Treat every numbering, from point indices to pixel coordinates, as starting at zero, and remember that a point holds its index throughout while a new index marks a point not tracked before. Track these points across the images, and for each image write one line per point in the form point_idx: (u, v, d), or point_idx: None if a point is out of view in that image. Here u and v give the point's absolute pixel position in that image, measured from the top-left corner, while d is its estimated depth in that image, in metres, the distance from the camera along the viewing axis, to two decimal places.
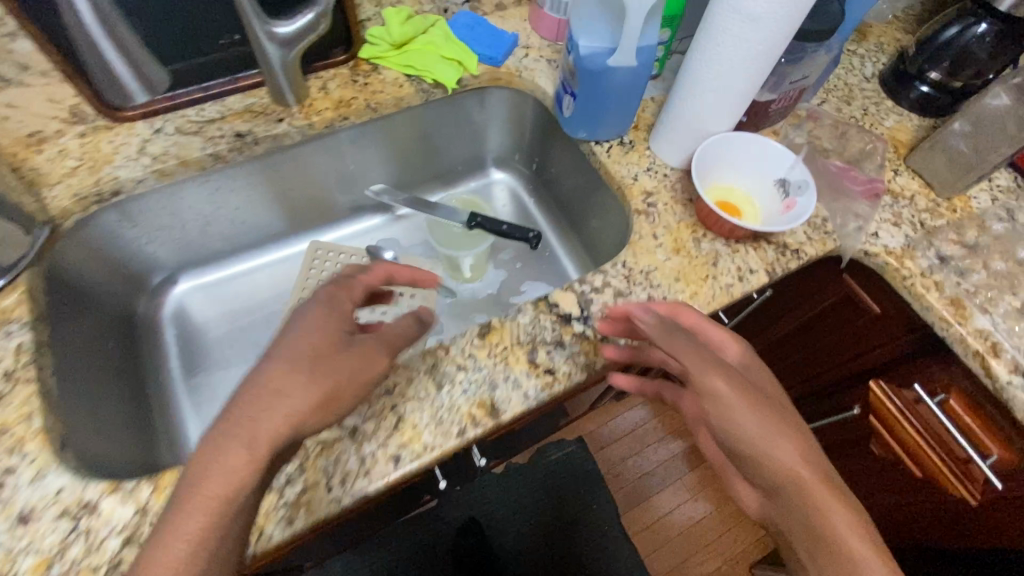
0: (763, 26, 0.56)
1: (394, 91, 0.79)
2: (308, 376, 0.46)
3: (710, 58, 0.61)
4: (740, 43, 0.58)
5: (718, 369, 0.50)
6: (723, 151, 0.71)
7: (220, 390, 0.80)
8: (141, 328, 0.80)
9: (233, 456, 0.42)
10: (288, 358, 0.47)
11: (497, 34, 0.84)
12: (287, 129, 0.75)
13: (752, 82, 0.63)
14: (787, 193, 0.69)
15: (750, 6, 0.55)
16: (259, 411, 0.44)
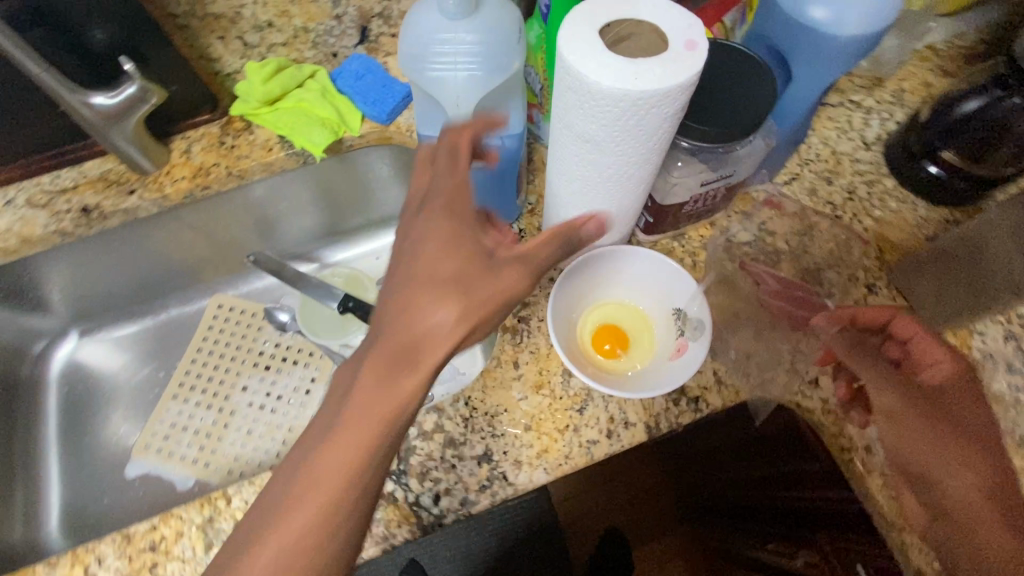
0: (608, 150, 0.43)
1: (260, 157, 0.70)
2: (446, 290, 0.38)
3: (563, 172, 0.48)
4: (589, 163, 0.46)
5: (952, 452, 0.47)
6: (611, 263, 0.58)
7: (91, 459, 0.80)
8: (23, 390, 0.81)
9: (398, 390, 0.38)
10: (422, 267, 0.40)
11: (388, 85, 0.71)
12: (138, 202, 0.69)
13: (624, 198, 0.49)
14: (682, 331, 0.56)
15: (587, 127, 0.42)
16: (409, 346, 0.39)
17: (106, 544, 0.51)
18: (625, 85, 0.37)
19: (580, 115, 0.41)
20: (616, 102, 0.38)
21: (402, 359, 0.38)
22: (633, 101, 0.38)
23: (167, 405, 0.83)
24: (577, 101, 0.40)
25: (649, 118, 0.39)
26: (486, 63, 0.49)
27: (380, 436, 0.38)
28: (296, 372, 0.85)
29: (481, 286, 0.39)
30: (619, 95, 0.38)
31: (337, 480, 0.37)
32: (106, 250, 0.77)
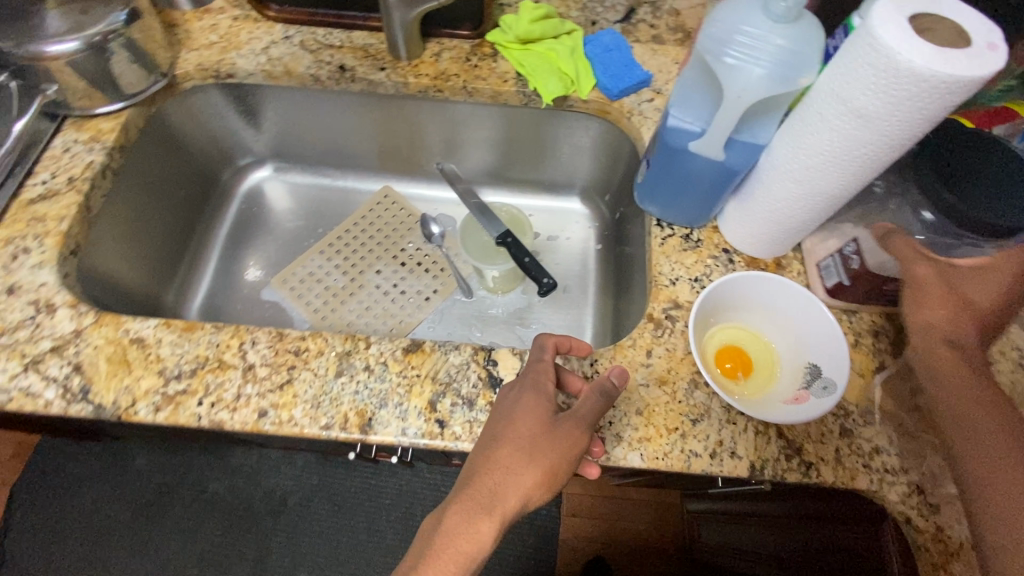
0: (871, 127, 0.44)
1: (495, 83, 0.77)
2: (528, 459, 0.47)
3: (800, 142, 0.49)
4: (837, 137, 0.46)
5: None
6: (762, 290, 0.59)
7: (239, 270, 0.91)
8: (216, 192, 0.94)
9: (509, 441, 0.49)
10: (498, 445, 0.49)
11: (629, 67, 0.75)
12: (383, 78, 0.77)
13: (847, 185, 0.51)
14: (807, 384, 0.55)
15: (861, 100, 0.43)
16: (507, 431, 0.49)
17: (262, 332, 0.59)
18: (941, 67, 0.38)
19: (865, 84, 0.42)
20: (918, 83, 0.39)
21: (478, 507, 0.46)
22: (930, 84, 0.39)
23: (311, 257, 0.93)
24: (872, 70, 0.41)
25: (939, 103, 0.40)
26: (786, 67, 0.47)
27: (503, 480, 0.47)
28: (425, 279, 0.92)
29: (554, 442, 0.48)
30: (922, 77, 0.39)
31: (464, 533, 0.45)
32: (331, 108, 0.88)
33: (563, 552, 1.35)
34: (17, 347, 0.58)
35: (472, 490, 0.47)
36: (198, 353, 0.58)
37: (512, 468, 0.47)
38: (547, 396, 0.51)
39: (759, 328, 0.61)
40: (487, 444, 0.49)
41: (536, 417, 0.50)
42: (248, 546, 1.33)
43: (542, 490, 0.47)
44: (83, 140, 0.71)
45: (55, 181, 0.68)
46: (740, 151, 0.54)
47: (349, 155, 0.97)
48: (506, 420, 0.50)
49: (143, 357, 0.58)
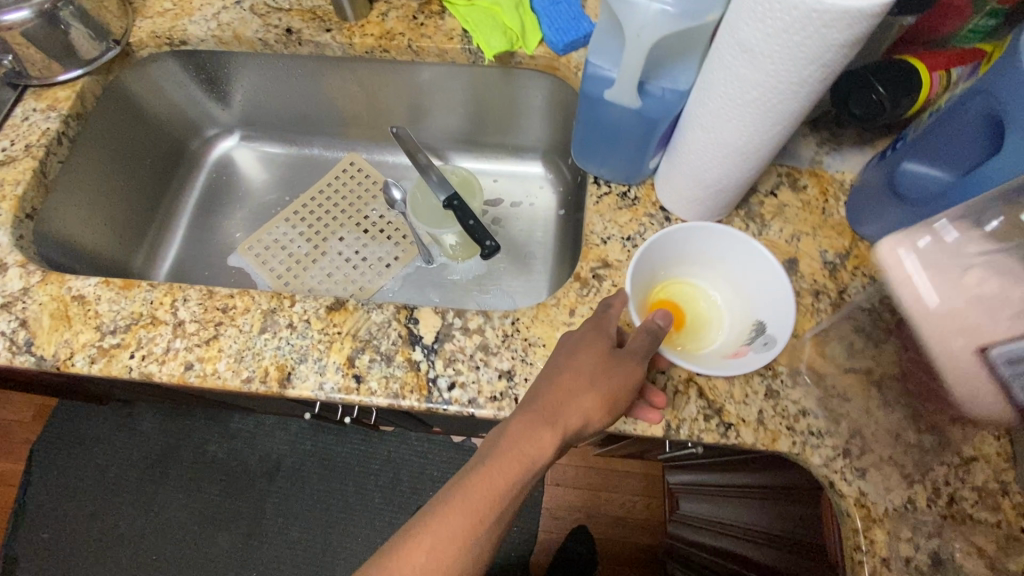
0: (759, 66, 0.41)
1: (440, 42, 0.75)
2: (589, 383, 0.49)
3: (705, 86, 0.47)
4: (732, 79, 0.43)
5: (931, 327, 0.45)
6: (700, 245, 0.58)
7: (208, 237, 0.94)
8: (187, 161, 0.97)
9: (574, 367, 0.50)
10: (564, 369, 0.50)
11: (576, 19, 0.73)
12: (329, 40, 0.77)
13: (755, 137, 0.47)
14: (749, 341, 0.55)
15: (744, 35, 0.40)
16: (571, 358, 0.51)
17: (194, 290, 0.61)
18: None
19: (747, 16, 0.39)
20: (791, 12, 0.36)
21: (542, 419, 0.47)
22: (801, 13, 0.36)
23: (276, 224, 0.94)
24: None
25: (815, 37, 0.37)
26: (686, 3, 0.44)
27: (568, 399, 0.48)
28: (386, 245, 0.93)
29: (617, 369, 0.50)
30: (792, 4, 0.36)
31: (524, 446, 0.46)
32: (289, 74, 0.88)
33: (546, 520, 1.37)
34: None
35: (536, 406, 0.49)
36: (133, 310, 0.60)
37: (579, 390, 0.49)
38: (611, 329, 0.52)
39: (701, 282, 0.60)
40: (552, 369, 0.51)
41: (599, 348, 0.51)
42: (245, 504, 1.40)
43: (602, 413, 0.49)
44: (42, 108, 0.74)
45: (14, 147, 0.71)
46: (658, 98, 0.52)
47: (314, 123, 0.98)
48: (574, 348, 0.51)
49: (84, 313, 0.60)
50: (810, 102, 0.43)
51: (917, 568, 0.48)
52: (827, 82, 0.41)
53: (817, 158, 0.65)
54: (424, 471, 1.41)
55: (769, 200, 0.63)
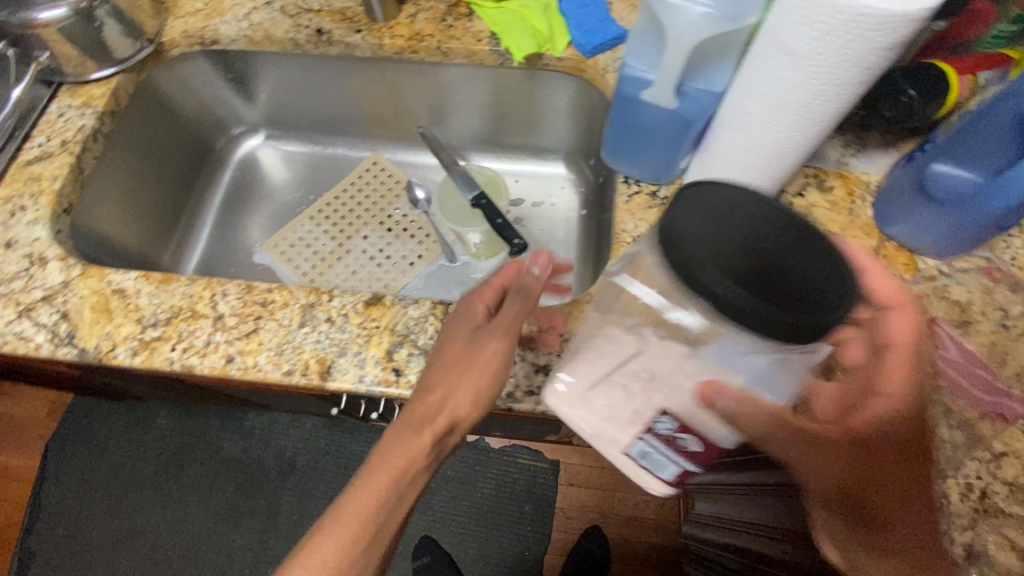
0: (801, 69, 0.42)
1: (469, 43, 0.76)
2: (455, 380, 0.52)
3: (742, 90, 0.48)
4: (772, 83, 0.45)
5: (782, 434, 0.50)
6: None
7: (233, 235, 0.95)
8: (212, 159, 0.98)
9: (442, 367, 0.53)
10: (436, 368, 0.53)
11: (605, 22, 0.74)
12: (359, 40, 0.78)
13: (792, 137, 0.49)
14: None
15: (787, 39, 0.41)
16: (441, 360, 0.54)
17: (233, 285, 0.62)
18: None
19: (791, 21, 0.40)
20: (837, 15, 0.37)
21: (411, 427, 0.51)
22: (849, 15, 0.37)
23: (301, 222, 0.96)
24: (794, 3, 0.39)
25: (861, 40, 0.38)
26: (729, 6, 0.45)
27: (434, 404, 0.52)
28: (410, 244, 0.94)
29: (479, 346, 0.53)
30: (840, 8, 0.37)
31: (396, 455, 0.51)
32: (315, 74, 0.89)
33: (559, 520, 1.38)
34: (12, 296, 0.62)
35: (408, 413, 0.52)
36: (173, 304, 0.61)
37: (446, 395, 0.52)
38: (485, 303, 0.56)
39: None
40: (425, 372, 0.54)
41: (460, 339, 0.54)
42: (260, 502, 1.40)
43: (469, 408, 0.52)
44: (77, 105, 0.75)
45: (50, 143, 0.72)
46: (695, 99, 0.53)
47: (337, 123, 0.99)
48: (444, 343, 0.55)
49: (124, 306, 0.61)
50: (849, 103, 0.44)
51: (951, 560, 0.49)
52: (866, 84, 0.43)
53: (843, 160, 0.66)
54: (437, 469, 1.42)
55: (797, 201, 0.64)
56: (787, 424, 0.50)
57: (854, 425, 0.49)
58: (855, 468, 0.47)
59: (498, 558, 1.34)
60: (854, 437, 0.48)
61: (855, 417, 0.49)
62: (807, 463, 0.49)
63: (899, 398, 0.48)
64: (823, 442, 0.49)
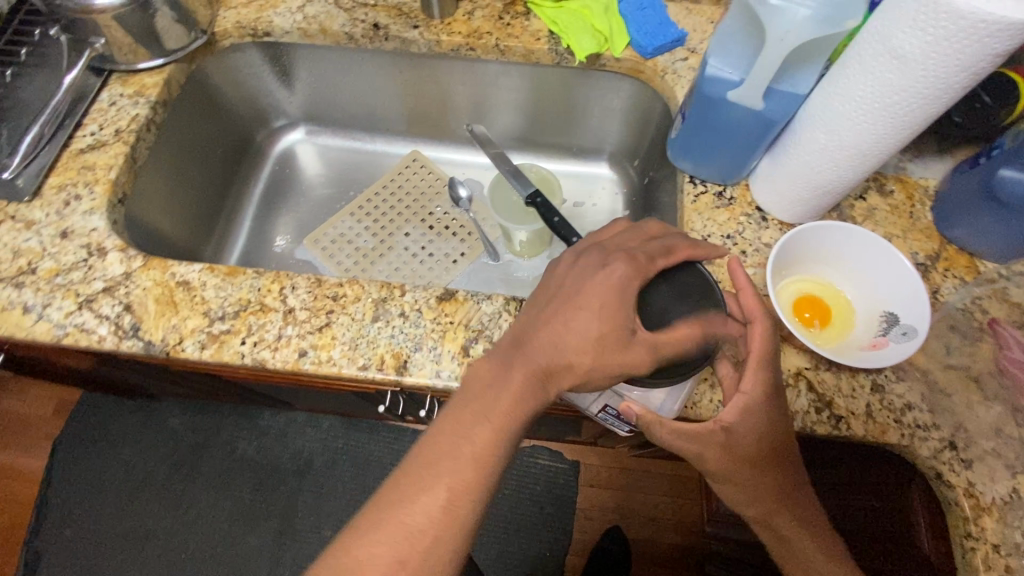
0: (907, 73, 0.43)
1: (527, 42, 0.77)
2: (577, 333, 0.46)
3: (837, 92, 0.49)
4: (874, 85, 0.46)
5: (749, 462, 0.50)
6: (828, 241, 0.57)
7: (272, 230, 0.94)
8: (252, 153, 0.96)
9: (563, 310, 0.48)
10: (550, 314, 0.48)
11: (664, 25, 0.75)
12: (416, 36, 0.78)
13: (881, 142, 0.50)
14: (884, 331, 0.54)
15: (899, 43, 0.42)
16: (557, 305, 0.48)
17: (301, 279, 0.61)
18: (982, 4, 0.38)
19: (905, 26, 0.41)
20: (956, 22, 0.39)
21: (521, 366, 0.46)
22: (970, 23, 0.38)
23: (341, 218, 0.95)
24: (909, 8, 0.41)
25: (977, 47, 0.40)
26: (831, 11, 0.46)
27: (549, 351, 0.46)
28: (451, 242, 0.93)
29: (598, 277, 0.48)
30: (962, 15, 0.38)
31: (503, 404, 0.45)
32: (363, 69, 0.89)
33: (580, 521, 1.38)
34: (71, 287, 0.61)
35: (521, 357, 0.47)
36: (240, 296, 0.60)
37: (564, 336, 0.46)
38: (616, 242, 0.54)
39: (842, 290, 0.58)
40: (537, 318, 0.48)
41: (586, 293, 0.48)
42: (276, 503, 1.38)
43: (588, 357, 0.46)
44: (128, 94, 0.73)
45: (103, 132, 0.70)
46: (780, 101, 0.54)
47: (379, 119, 0.98)
48: (567, 289, 0.49)
49: (189, 298, 0.60)
50: (946, 108, 0.46)
51: None
52: (967, 89, 0.44)
53: (900, 165, 0.68)
54: None
55: (859, 203, 0.66)
56: (715, 468, 0.51)
57: (750, 451, 0.50)
58: (774, 484, 0.51)
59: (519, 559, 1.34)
60: (755, 463, 0.50)
61: (741, 447, 0.50)
62: (733, 487, 0.52)
63: (752, 399, 0.49)
64: (738, 468, 0.50)
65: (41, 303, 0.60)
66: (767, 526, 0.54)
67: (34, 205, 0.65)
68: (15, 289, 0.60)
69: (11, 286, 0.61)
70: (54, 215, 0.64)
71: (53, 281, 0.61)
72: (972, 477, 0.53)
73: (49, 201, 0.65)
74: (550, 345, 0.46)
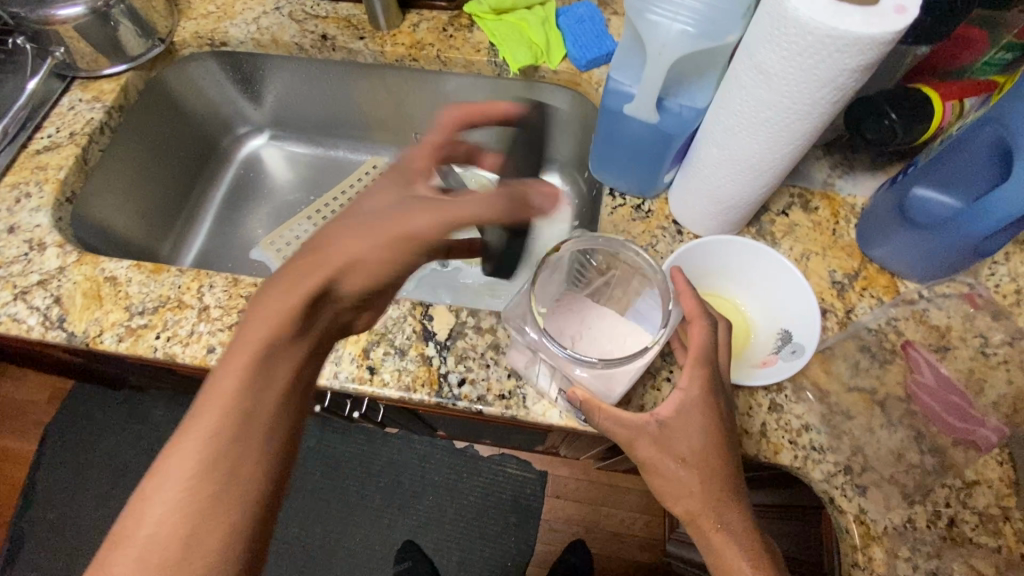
0: (774, 88, 0.43)
1: (467, 53, 0.78)
2: (274, 323, 0.38)
3: (721, 105, 0.49)
4: (748, 99, 0.45)
5: (687, 460, 0.48)
6: (735, 254, 0.56)
7: (231, 231, 0.97)
8: (218, 157, 1.00)
9: (260, 315, 0.39)
10: (245, 331, 0.39)
11: (600, 38, 0.75)
12: (362, 47, 0.80)
13: (769, 156, 0.49)
14: (777, 349, 0.55)
15: (762, 57, 0.42)
16: (255, 318, 0.39)
17: (220, 278, 0.63)
18: (825, 19, 0.37)
19: (763, 41, 0.41)
20: (805, 35, 0.39)
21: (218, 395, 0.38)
22: (818, 38, 0.38)
23: (298, 221, 0.97)
24: (766, 22, 0.40)
25: (831, 62, 0.39)
26: (711, 25, 0.47)
27: (263, 354, 0.38)
28: None
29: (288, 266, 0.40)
30: (809, 30, 0.38)
31: (224, 443, 0.37)
32: (320, 78, 0.92)
33: (544, 532, 1.37)
34: (10, 279, 0.64)
35: (227, 386, 0.38)
36: (161, 293, 0.63)
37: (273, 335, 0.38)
38: (348, 218, 0.42)
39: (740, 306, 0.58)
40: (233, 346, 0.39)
41: (284, 278, 0.39)
42: None
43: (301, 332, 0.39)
44: (87, 99, 0.78)
45: (60, 135, 0.75)
46: (676, 114, 0.54)
47: (341, 126, 1.01)
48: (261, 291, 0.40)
49: (114, 293, 0.63)
50: (824, 123, 0.45)
51: None
52: (840, 103, 0.43)
53: (829, 180, 0.66)
54: (427, 475, 1.42)
55: (780, 219, 0.64)
56: (645, 460, 0.49)
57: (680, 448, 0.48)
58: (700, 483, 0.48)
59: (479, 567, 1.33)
60: (686, 460, 0.48)
61: (676, 445, 0.48)
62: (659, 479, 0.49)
63: (688, 398, 0.48)
64: (664, 461, 0.48)
65: None
66: (695, 530, 0.49)
67: None
68: None
69: None
70: (4, 211, 0.69)
71: None
72: (865, 504, 0.51)
73: (1, 199, 0.70)
74: (245, 361, 0.38)
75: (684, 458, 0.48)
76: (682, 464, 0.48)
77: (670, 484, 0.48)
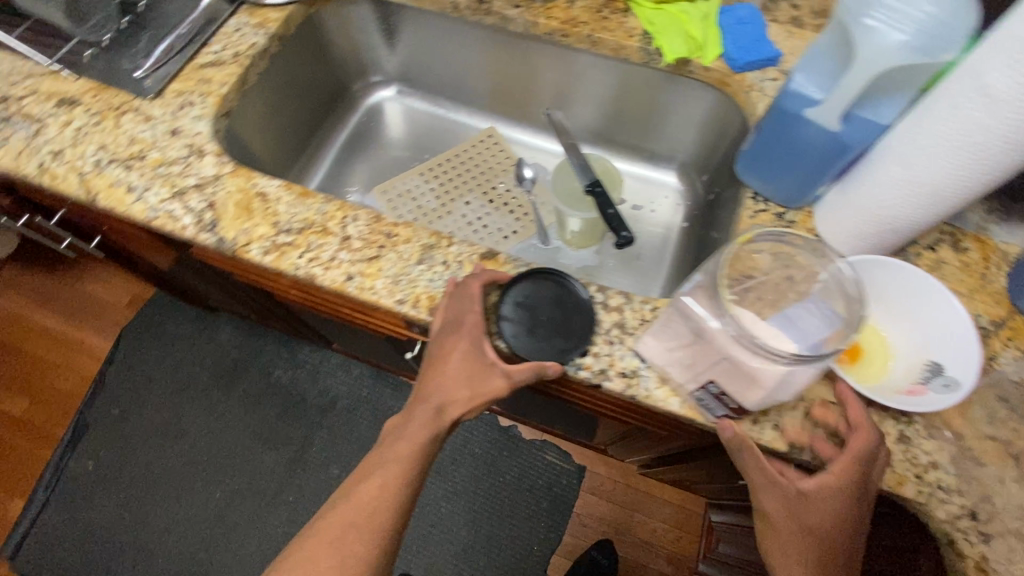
0: (996, 112, 0.42)
1: (620, 38, 0.79)
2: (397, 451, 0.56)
3: (919, 125, 0.48)
4: (958, 122, 0.45)
5: (810, 534, 0.50)
6: (888, 276, 0.55)
7: (347, 174, 1.01)
8: (345, 102, 1.03)
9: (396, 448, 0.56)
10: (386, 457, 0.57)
11: (761, 42, 0.74)
12: (517, 16, 0.82)
13: (958, 184, 0.48)
14: (925, 380, 0.53)
15: (992, 78, 0.42)
16: (389, 447, 0.57)
17: (363, 212, 0.66)
18: None
19: (1001, 61, 0.41)
20: None
21: (358, 500, 0.54)
22: None
23: (410, 176, 1.00)
24: (1011, 42, 0.40)
25: None
26: (928, 40, 0.47)
27: (395, 467, 0.56)
28: (507, 218, 0.97)
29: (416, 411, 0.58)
30: None
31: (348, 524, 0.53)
32: (461, 41, 0.94)
33: (573, 525, 1.38)
34: (170, 178, 0.68)
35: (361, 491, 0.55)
36: (307, 216, 0.66)
37: (400, 458, 0.56)
38: (440, 375, 0.57)
39: (882, 328, 0.56)
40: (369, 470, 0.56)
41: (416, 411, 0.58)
42: (296, 432, 1.48)
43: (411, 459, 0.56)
44: (251, 23, 0.81)
45: (225, 53, 0.78)
46: (858, 127, 0.53)
47: (466, 92, 1.03)
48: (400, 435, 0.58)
49: (262, 209, 0.66)
50: None
51: None
52: None
53: (983, 225, 0.64)
54: (468, 446, 1.44)
55: (927, 254, 0.63)
56: (766, 511, 0.52)
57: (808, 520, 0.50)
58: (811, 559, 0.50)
59: (506, 546, 1.35)
60: (811, 531, 0.50)
61: (806, 515, 0.50)
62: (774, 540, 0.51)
63: (834, 481, 0.50)
64: (786, 523, 0.50)
65: (143, 187, 0.68)
66: None
67: (156, 103, 0.74)
68: (125, 170, 0.69)
69: (123, 167, 0.69)
70: (170, 114, 0.73)
71: (155, 169, 0.69)
72: (987, 553, 0.50)
73: (168, 103, 0.74)
74: (373, 474, 0.56)
75: (809, 528, 0.50)
76: (805, 536, 0.50)
77: (784, 551, 0.50)
